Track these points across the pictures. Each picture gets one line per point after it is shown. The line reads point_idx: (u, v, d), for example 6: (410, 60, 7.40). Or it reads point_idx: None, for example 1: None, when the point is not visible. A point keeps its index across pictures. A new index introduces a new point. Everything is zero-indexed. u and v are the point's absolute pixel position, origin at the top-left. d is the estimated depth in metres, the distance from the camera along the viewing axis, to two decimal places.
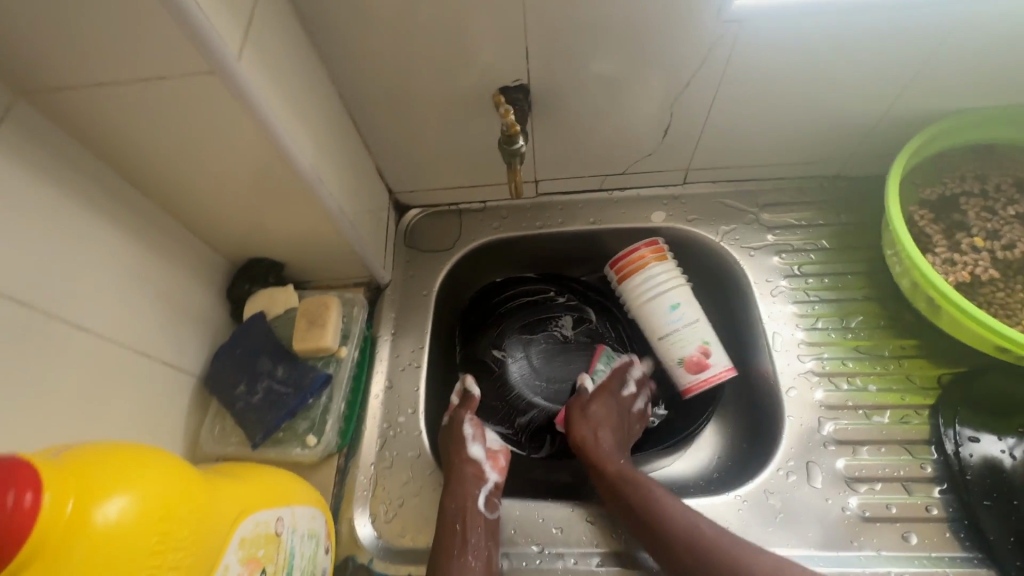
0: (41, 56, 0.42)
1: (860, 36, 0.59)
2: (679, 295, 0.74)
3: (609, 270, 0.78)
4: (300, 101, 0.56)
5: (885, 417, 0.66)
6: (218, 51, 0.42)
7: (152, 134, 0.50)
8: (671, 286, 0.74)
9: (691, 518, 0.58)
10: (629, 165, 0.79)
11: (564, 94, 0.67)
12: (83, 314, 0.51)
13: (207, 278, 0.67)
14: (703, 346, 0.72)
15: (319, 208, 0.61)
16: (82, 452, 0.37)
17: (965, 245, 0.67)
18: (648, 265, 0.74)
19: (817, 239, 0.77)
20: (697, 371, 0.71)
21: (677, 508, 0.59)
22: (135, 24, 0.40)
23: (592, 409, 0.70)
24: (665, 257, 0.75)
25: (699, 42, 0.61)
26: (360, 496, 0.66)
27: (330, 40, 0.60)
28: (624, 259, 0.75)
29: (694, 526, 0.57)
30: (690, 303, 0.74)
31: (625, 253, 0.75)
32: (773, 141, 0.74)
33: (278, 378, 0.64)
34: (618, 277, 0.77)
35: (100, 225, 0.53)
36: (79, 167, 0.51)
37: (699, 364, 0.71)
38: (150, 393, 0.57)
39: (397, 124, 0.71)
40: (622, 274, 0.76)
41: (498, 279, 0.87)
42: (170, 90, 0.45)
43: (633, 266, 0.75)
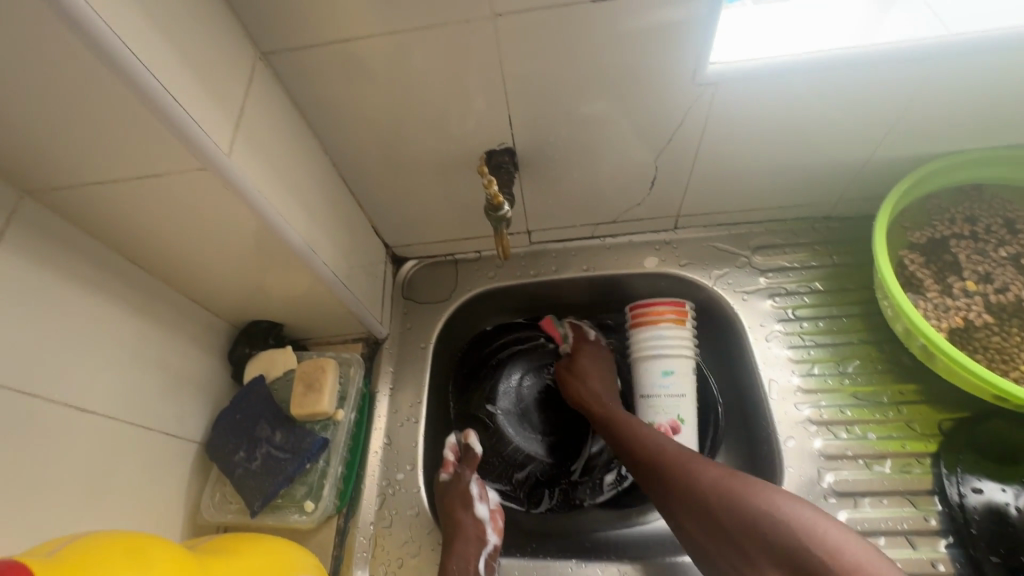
0: (45, 162, 0.45)
1: (838, 90, 0.60)
2: (679, 363, 0.74)
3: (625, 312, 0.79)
4: (293, 178, 0.58)
5: (886, 467, 0.65)
6: (209, 151, 0.45)
7: (152, 221, 0.52)
8: (676, 354, 0.74)
9: (657, 443, 0.65)
10: (619, 214, 0.80)
11: (549, 153, 0.69)
12: (86, 396, 0.52)
13: (208, 344, 0.69)
14: (675, 423, 0.72)
15: (314, 276, 0.63)
16: (76, 549, 0.38)
17: (956, 288, 0.67)
18: (662, 324, 0.75)
19: (811, 281, 0.78)
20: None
21: (649, 435, 0.67)
22: (131, 132, 0.42)
23: (582, 354, 0.79)
24: (683, 324, 0.75)
25: (677, 102, 0.62)
26: (359, 558, 0.66)
27: (322, 115, 0.63)
28: (644, 309, 0.76)
29: (659, 449, 0.65)
30: (685, 376, 0.74)
31: (650, 304, 0.76)
32: (761, 187, 0.75)
33: (276, 444, 0.65)
34: (631, 323, 0.77)
35: (103, 307, 0.55)
36: (85, 254, 0.53)
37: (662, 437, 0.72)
38: (152, 465, 0.59)
39: (390, 186, 0.74)
40: (636, 321, 0.77)
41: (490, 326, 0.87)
42: (167, 184, 0.48)
43: (650, 319, 0.75)
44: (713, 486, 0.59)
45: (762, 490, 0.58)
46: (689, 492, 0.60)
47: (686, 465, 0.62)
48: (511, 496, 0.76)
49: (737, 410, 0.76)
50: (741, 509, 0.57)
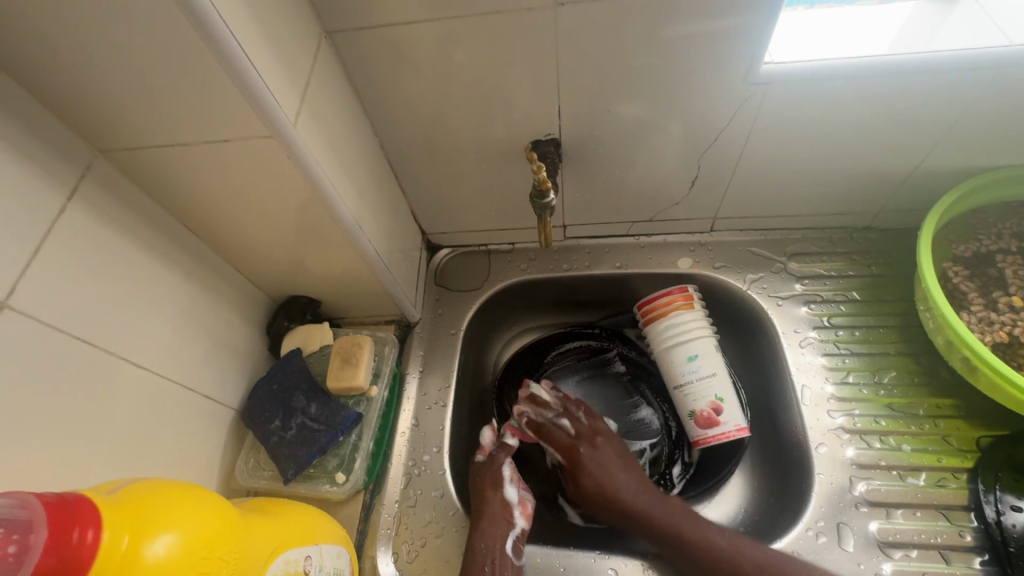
0: (122, 122, 0.47)
1: (891, 95, 0.60)
2: (701, 346, 0.74)
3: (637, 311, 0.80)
4: (345, 154, 0.60)
5: (920, 480, 0.64)
6: (278, 120, 0.46)
7: (213, 188, 0.54)
8: (693, 336, 0.74)
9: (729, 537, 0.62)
10: (656, 213, 0.80)
11: (593, 147, 0.70)
12: (138, 352, 0.54)
13: (249, 315, 0.71)
14: (715, 403, 0.71)
15: (357, 252, 0.64)
16: (135, 489, 0.39)
17: (1001, 303, 0.66)
18: (673, 311, 0.75)
19: (847, 290, 0.77)
20: (706, 426, 0.71)
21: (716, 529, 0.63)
22: (205, 97, 0.44)
23: (581, 462, 0.69)
24: (693, 304, 0.75)
25: (726, 101, 0.62)
26: (383, 535, 0.66)
27: (376, 97, 0.65)
28: (652, 302, 0.76)
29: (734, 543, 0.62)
30: (710, 355, 0.74)
31: (655, 296, 0.76)
32: (802, 193, 0.75)
33: (310, 415, 0.66)
34: (645, 318, 0.78)
35: (159, 267, 0.57)
36: (146, 216, 0.55)
37: (709, 420, 0.71)
38: (192, 425, 0.60)
39: (433, 171, 0.75)
40: (648, 315, 0.77)
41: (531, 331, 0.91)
42: (232, 150, 0.49)
43: (660, 311, 0.75)
44: None
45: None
46: None
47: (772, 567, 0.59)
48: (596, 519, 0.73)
49: (762, 420, 0.76)
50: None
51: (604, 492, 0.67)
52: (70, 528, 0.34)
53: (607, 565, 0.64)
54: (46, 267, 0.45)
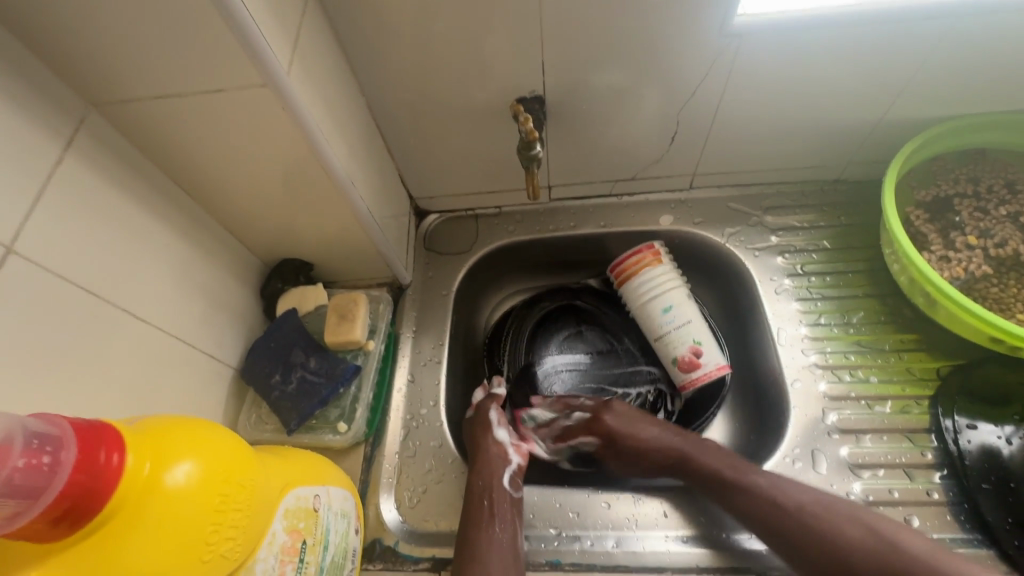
0: (114, 73, 0.47)
1: (855, 44, 0.63)
2: (673, 297, 0.77)
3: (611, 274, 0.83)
4: (335, 111, 0.61)
5: (886, 407, 0.69)
6: (271, 67, 0.47)
7: (206, 143, 0.55)
8: (664, 290, 0.77)
9: (793, 500, 0.57)
10: (638, 171, 0.83)
11: (576, 106, 0.72)
12: (138, 306, 0.55)
13: (243, 277, 0.71)
14: (694, 346, 0.75)
15: (350, 209, 0.66)
16: (155, 421, 0.41)
17: (959, 243, 0.71)
18: (643, 270, 0.78)
19: (819, 240, 0.81)
20: (688, 370, 0.76)
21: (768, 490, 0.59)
22: (198, 42, 0.45)
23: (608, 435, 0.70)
24: (662, 258, 0.79)
25: (703, 54, 0.65)
26: (385, 483, 0.69)
27: (363, 55, 0.65)
28: (624, 263, 0.80)
29: (797, 507, 0.57)
30: (685, 305, 0.77)
31: (625, 257, 0.79)
32: (775, 147, 0.78)
33: (310, 369, 0.68)
34: (620, 279, 0.81)
35: (154, 224, 0.57)
36: (139, 173, 0.56)
37: (691, 363, 0.75)
38: (193, 381, 0.61)
39: (420, 133, 0.76)
40: (622, 276, 0.80)
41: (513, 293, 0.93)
42: (226, 100, 0.50)
43: (633, 270, 0.79)
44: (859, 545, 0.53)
45: (928, 552, 0.51)
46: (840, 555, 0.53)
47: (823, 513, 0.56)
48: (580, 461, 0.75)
49: (743, 363, 0.81)
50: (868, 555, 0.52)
51: (644, 454, 0.68)
52: (97, 449, 0.35)
53: (601, 498, 0.67)
54: (47, 215, 0.46)
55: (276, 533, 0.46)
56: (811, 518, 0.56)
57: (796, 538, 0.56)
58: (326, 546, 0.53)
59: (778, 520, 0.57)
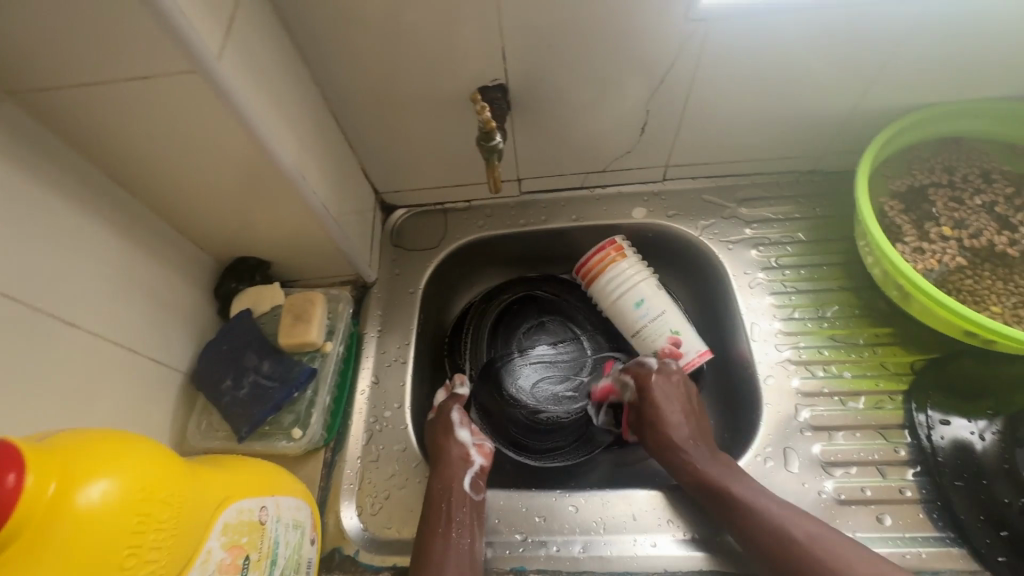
0: (27, 59, 0.44)
1: (826, 29, 0.61)
2: (644, 290, 0.75)
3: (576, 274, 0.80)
4: (282, 101, 0.57)
5: (859, 403, 0.67)
6: (198, 52, 0.44)
7: (138, 135, 0.51)
8: (634, 283, 0.75)
9: (799, 526, 0.56)
10: (609, 162, 0.80)
11: (541, 95, 0.69)
12: (69, 310, 0.52)
13: (194, 277, 0.68)
14: (672, 337, 0.74)
15: (303, 205, 0.62)
16: (67, 437, 0.38)
17: (933, 234, 0.69)
18: (611, 265, 0.75)
19: (794, 232, 0.79)
20: (671, 362, 0.74)
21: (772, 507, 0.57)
22: (115, 25, 0.41)
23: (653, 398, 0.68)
24: (627, 253, 0.76)
25: (670, 41, 0.62)
26: (346, 490, 0.66)
27: (314, 42, 0.62)
28: (589, 261, 0.77)
29: (802, 533, 0.55)
30: (656, 295, 0.75)
31: (591, 254, 0.76)
32: (749, 137, 0.76)
33: (263, 373, 0.65)
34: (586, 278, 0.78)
35: (87, 222, 0.54)
36: (69, 169, 0.52)
37: (672, 354, 0.73)
38: (135, 388, 0.58)
39: (380, 124, 0.73)
40: (589, 274, 0.77)
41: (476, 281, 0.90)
42: (154, 89, 0.47)
43: (599, 267, 0.76)
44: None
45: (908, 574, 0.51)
46: None
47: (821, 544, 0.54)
48: (554, 457, 0.75)
49: (717, 358, 0.79)
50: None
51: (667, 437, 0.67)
52: None
53: (568, 502, 0.65)
54: None
55: (212, 550, 0.43)
56: (821, 553, 0.54)
57: (796, 563, 0.54)
58: (274, 559, 0.50)
59: (769, 543, 0.56)
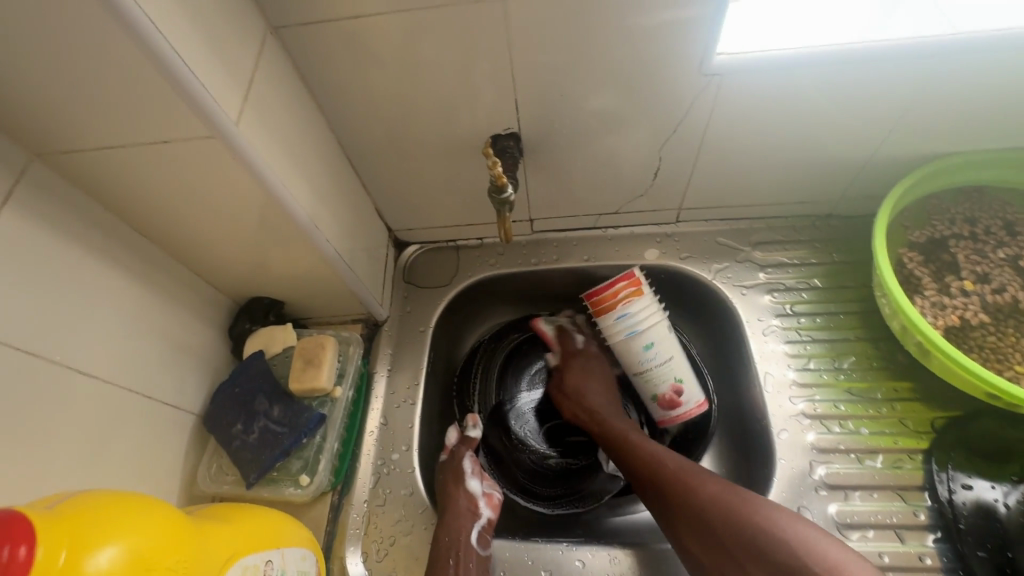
0: (54, 124, 0.45)
1: (842, 84, 0.60)
2: (655, 333, 0.73)
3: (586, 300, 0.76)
4: (298, 153, 0.59)
5: (877, 462, 0.65)
6: (217, 119, 0.45)
7: (159, 190, 0.53)
8: (647, 324, 0.73)
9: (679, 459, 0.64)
10: (621, 205, 0.80)
11: (553, 141, 0.70)
12: (87, 360, 0.53)
13: (209, 317, 0.69)
14: (676, 384, 0.73)
15: (316, 251, 0.63)
16: (76, 503, 0.38)
17: (954, 287, 0.67)
18: (624, 304, 0.73)
19: (809, 278, 0.78)
20: (668, 408, 0.74)
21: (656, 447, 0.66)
22: (138, 95, 0.43)
23: (573, 367, 0.78)
24: (641, 290, 0.73)
25: (684, 93, 0.63)
26: (352, 535, 0.66)
27: (330, 92, 0.63)
28: (599, 297, 0.74)
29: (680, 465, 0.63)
30: (665, 340, 0.73)
31: (601, 290, 0.73)
32: (764, 183, 0.75)
33: (273, 418, 0.66)
34: (595, 311, 0.75)
35: (107, 272, 0.55)
36: (91, 221, 0.54)
37: (671, 401, 0.73)
38: (149, 432, 0.59)
39: (394, 168, 0.74)
40: (599, 310, 0.74)
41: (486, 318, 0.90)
42: (174, 151, 0.48)
43: (610, 304, 0.73)
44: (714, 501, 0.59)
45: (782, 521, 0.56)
46: (690, 509, 0.60)
47: (689, 473, 0.62)
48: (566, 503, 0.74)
49: (730, 405, 0.77)
50: (752, 531, 0.56)
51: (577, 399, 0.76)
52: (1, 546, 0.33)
53: (575, 556, 0.65)
54: None
55: None
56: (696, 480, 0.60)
57: (665, 487, 0.62)
58: None
59: (653, 471, 0.64)
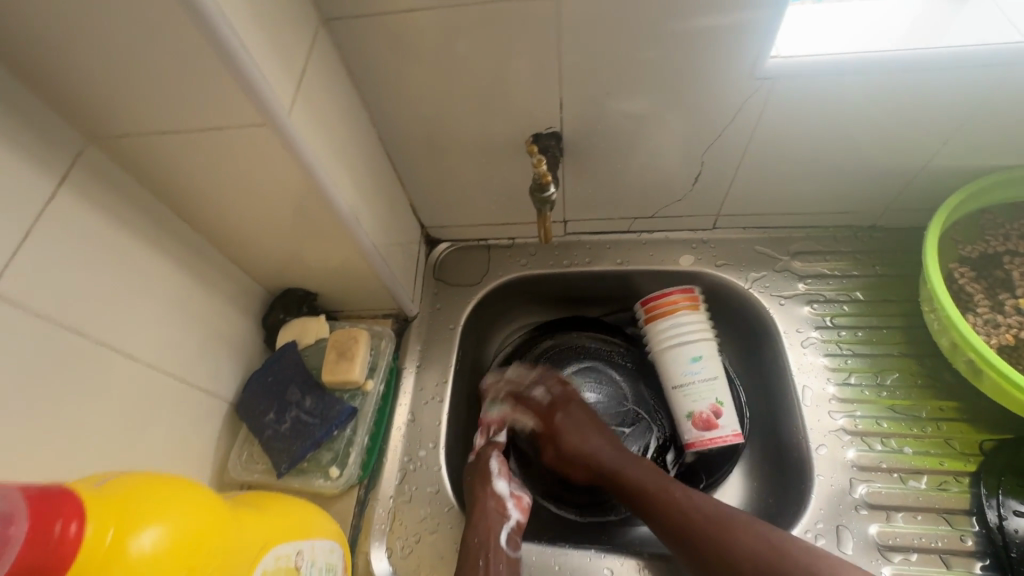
0: (112, 108, 0.46)
1: (898, 91, 0.58)
2: (704, 348, 0.73)
3: (638, 309, 0.78)
4: (342, 145, 0.59)
5: (921, 483, 0.63)
6: (272, 108, 0.45)
7: (206, 178, 0.53)
8: (697, 338, 0.73)
9: (708, 505, 0.60)
10: (659, 209, 0.79)
11: (594, 143, 0.69)
12: (130, 343, 0.53)
13: (244, 307, 0.70)
14: (716, 406, 0.71)
15: (354, 244, 0.63)
16: (122, 482, 0.38)
17: (1008, 306, 0.65)
18: (677, 312, 0.74)
19: (851, 290, 0.76)
20: (703, 429, 0.71)
21: (682, 494, 0.62)
22: (197, 82, 0.43)
23: (559, 430, 0.71)
24: (697, 307, 0.75)
25: (732, 97, 0.61)
26: (377, 530, 0.66)
27: (375, 87, 0.63)
28: (655, 301, 0.75)
29: (710, 513, 0.59)
30: (713, 358, 0.73)
31: (658, 295, 0.75)
32: (806, 191, 0.73)
33: (305, 409, 0.66)
34: (646, 316, 0.76)
35: (153, 257, 0.56)
36: (140, 206, 0.54)
37: (707, 422, 0.71)
38: (184, 417, 0.60)
39: (432, 164, 0.74)
40: (651, 314, 0.76)
41: (514, 318, 0.89)
42: (226, 139, 0.48)
43: (665, 310, 0.74)
44: (749, 553, 0.56)
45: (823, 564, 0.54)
46: (725, 564, 0.57)
47: (720, 522, 0.58)
48: (585, 512, 0.73)
49: (766, 419, 0.75)
50: None
51: (579, 459, 0.69)
52: (52, 521, 0.33)
53: (602, 565, 0.64)
54: (37, 255, 0.45)
55: None
56: (725, 530, 0.58)
57: (694, 541, 0.59)
58: None
59: (681, 525, 0.60)
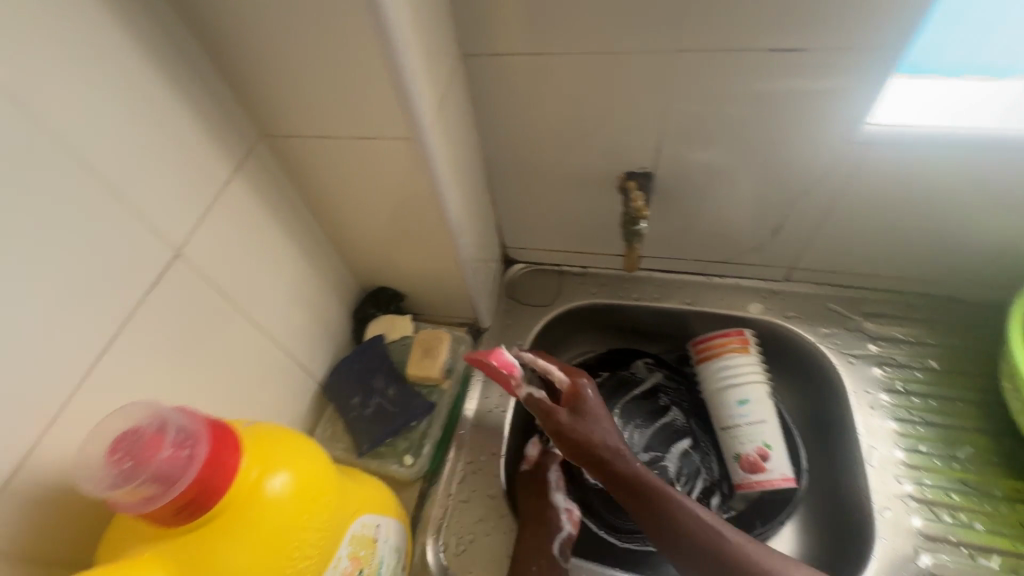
0: (288, 114, 0.54)
1: (992, 168, 0.60)
2: (753, 391, 0.74)
3: (693, 347, 0.81)
4: (459, 165, 0.66)
5: (992, 562, 0.62)
6: (420, 127, 0.53)
7: (344, 178, 0.61)
8: (746, 380, 0.74)
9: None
10: (733, 255, 0.82)
11: (682, 187, 0.73)
12: (259, 314, 0.61)
13: (342, 298, 0.77)
14: (762, 449, 0.72)
15: (453, 253, 0.70)
16: (263, 429, 0.44)
17: None
18: (727, 354, 0.76)
19: (924, 358, 0.76)
20: (750, 471, 0.72)
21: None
22: (366, 100, 0.51)
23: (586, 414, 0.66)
24: (749, 349, 0.76)
25: (824, 158, 0.65)
26: (434, 523, 0.69)
27: (491, 117, 0.71)
28: (707, 342, 0.78)
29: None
30: (763, 402, 0.74)
31: (709, 336, 0.78)
32: (886, 254, 0.75)
33: (388, 398, 0.72)
34: (698, 356, 0.79)
35: (286, 243, 0.64)
36: (284, 197, 0.62)
37: (753, 465, 0.72)
38: (284, 389, 0.66)
39: (525, 190, 0.80)
40: (703, 354, 0.78)
41: (577, 343, 0.93)
42: (374, 148, 0.56)
43: (714, 351, 0.77)
44: None
45: None
46: None
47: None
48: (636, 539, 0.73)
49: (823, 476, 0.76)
50: None
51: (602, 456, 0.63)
52: (222, 448, 0.39)
53: None
54: (211, 228, 0.53)
55: (340, 557, 0.47)
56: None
57: None
58: None
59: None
